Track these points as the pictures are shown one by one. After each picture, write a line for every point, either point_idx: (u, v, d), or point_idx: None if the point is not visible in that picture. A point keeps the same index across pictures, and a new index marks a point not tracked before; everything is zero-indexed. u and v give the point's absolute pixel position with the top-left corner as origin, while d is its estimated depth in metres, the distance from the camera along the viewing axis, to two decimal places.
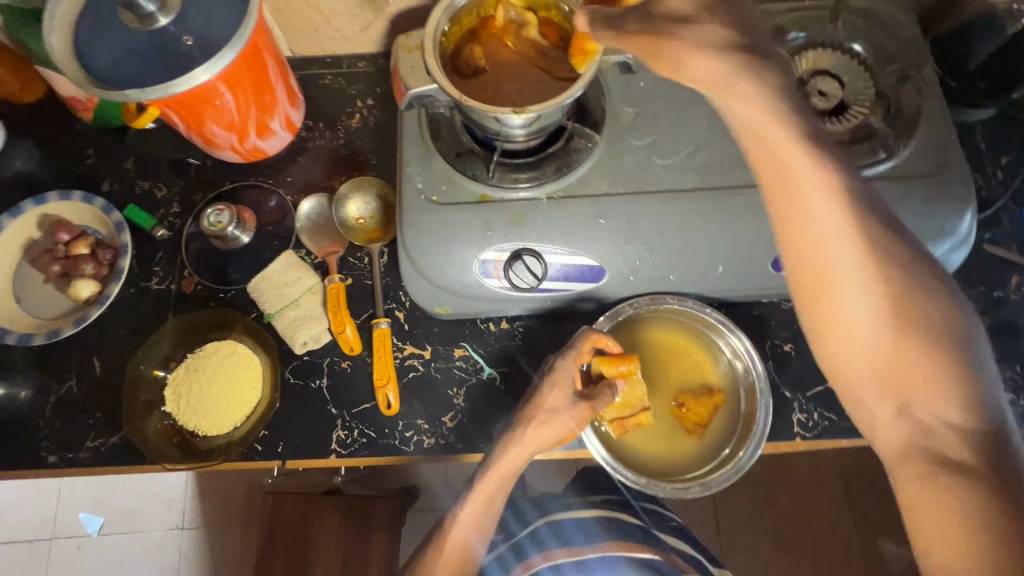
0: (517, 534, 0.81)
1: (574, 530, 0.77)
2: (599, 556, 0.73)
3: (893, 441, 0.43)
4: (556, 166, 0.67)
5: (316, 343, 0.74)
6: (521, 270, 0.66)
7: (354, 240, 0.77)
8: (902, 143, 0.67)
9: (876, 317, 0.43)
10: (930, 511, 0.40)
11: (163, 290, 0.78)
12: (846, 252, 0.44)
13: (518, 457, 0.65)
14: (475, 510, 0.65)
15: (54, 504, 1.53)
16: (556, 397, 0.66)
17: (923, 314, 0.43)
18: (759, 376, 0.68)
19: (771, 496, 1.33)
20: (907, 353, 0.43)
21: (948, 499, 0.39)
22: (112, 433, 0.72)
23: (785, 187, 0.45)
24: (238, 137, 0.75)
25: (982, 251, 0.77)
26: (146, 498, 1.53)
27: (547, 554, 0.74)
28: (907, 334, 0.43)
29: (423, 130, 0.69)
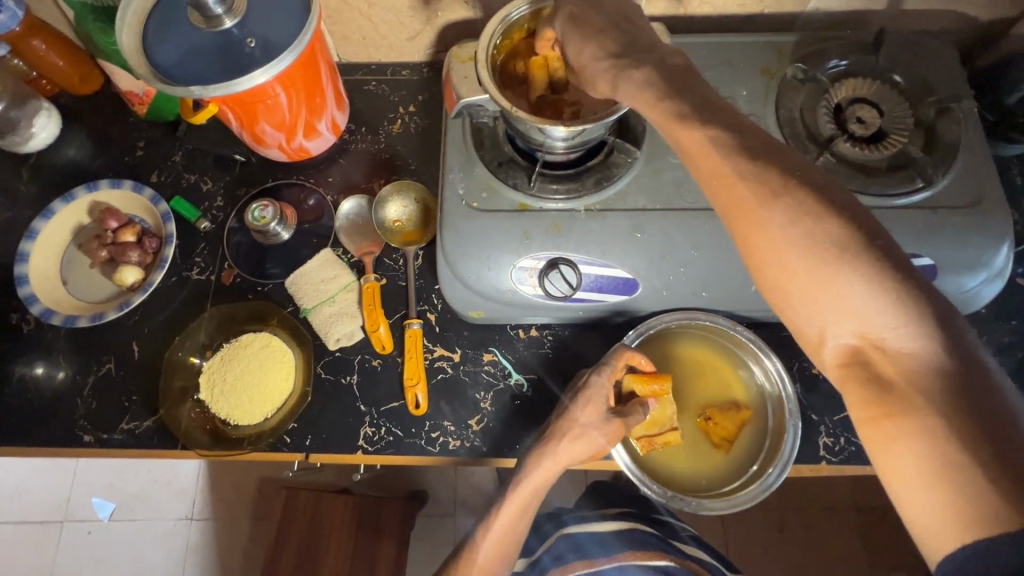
0: (535, 551, 0.81)
1: (590, 542, 0.77)
2: (614, 566, 0.73)
3: (854, 392, 0.39)
4: (595, 179, 0.69)
5: (349, 340, 0.76)
6: (556, 279, 0.67)
7: (391, 241, 0.79)
8: (939, 173, 0.68)
9: (804, 255, 0.40)
10: (903, 466, 0.35)
11: (203, 280, 0.81)
12: (766, 199, 0.41)
13: (546, 471, 0.66)
14: (502, 529, 0.67)
15: (70, 487, 1.56)
16: (591, 411, 0.66)
17: (848, 243, 0.39)
18: (789, 400, 0.69)
19: (783, 523, 1.32)
20: (845, 308, 0.39)
21: (913, 444, 0.35)
22: (147, 416, 0.74)
23: (705, 145, 0.44)
24: (286, 137, 0.77)
25: (1016, 284, 0.77)
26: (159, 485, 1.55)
27: (563, 567, 0.74)
28: (833, 269, 0.39)
29: (466, 138, 0.72)
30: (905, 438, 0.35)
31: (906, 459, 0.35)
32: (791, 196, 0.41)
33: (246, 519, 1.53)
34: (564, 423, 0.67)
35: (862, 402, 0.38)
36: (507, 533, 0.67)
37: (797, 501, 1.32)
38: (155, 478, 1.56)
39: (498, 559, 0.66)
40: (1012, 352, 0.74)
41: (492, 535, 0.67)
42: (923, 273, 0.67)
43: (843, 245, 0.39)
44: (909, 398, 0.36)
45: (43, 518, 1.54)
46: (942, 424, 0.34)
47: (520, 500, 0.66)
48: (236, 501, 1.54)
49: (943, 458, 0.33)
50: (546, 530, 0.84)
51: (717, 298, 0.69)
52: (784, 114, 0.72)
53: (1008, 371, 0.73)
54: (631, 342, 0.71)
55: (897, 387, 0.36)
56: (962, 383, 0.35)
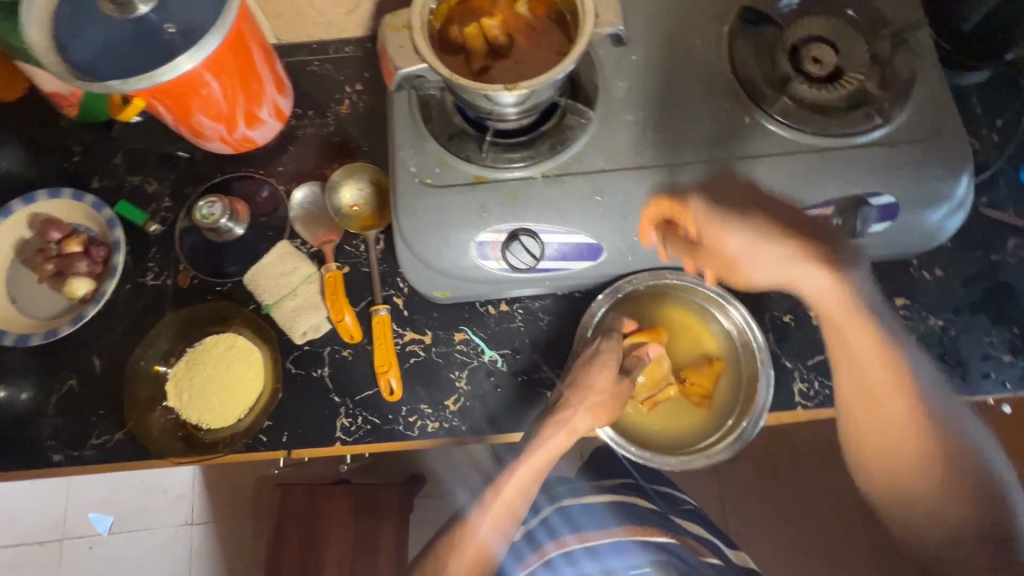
0: (528, 520, 0.81)
1: (584, 517, 0.77)
2: (610, 542, 0.74)
3: (930, 489, 0.59)
4: (550, 144, 0.66)
5: (316, 333, 0.74)
6: (519, 251, 0.65)
7: (349, 227, 0.76)
8: (897, 107, 0.67)
9: (911, 408, 0.59)
10: (925, 523, 0.59)
11: (160, 285, 0.78)
12: (903, 400, 0.59)
13: (544, 454, 0.66)
14: (502, 511, 0.67)
15: (65, 504, 1.55)
16: (602, 375, 0.67)
17: (950, 473, 0.58)
18: (759, 348, 0.69)
19: (776, 469, 1.35)
20: (921, 476, 0.59)
21: (952, 520, 0.57)
22: (116, 430, 0.72)
23: (834, 281, 0.59)
24: (226, 128, 0.73)
25: (979, 214, 0.77)
26: (155, 495, 1.54)
27: (558, 542, 0.75)
28: (926, 452, 0.59)
29: (414, 113, 0.69)
30: (932, 509, 0.59)
31: (926, 517, 0.59)
32: (915, 399, 0.59)
33: (248, 520, 1.53)
34: (580, 387, 0.67)
35: (931, 494, 0.59)
36: (505, 515, 0.67)
37: (787, 448, 1.34)
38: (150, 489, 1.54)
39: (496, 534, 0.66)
40: (977, 281, 0.75)
41: (490, 513, 0.67)
42: (885, 210, 0.66)
43: (916, 413, 0.59)
44: (969, 497, 0.56)
45: (41, 538, 1.53)
46: (966, 521, 0.56)
47: (519, 482, 0.67)
48: (235, 503, 1.54)
49: (962, 509, 0.57)
50: (540, 501, 0.84)
51: (684, 256, 0.68)
52: (739, 60, 0.69)
53: (973, 302, 0.74)
54: (600, 311, 0.72)
55: (948, 495, 0.57)
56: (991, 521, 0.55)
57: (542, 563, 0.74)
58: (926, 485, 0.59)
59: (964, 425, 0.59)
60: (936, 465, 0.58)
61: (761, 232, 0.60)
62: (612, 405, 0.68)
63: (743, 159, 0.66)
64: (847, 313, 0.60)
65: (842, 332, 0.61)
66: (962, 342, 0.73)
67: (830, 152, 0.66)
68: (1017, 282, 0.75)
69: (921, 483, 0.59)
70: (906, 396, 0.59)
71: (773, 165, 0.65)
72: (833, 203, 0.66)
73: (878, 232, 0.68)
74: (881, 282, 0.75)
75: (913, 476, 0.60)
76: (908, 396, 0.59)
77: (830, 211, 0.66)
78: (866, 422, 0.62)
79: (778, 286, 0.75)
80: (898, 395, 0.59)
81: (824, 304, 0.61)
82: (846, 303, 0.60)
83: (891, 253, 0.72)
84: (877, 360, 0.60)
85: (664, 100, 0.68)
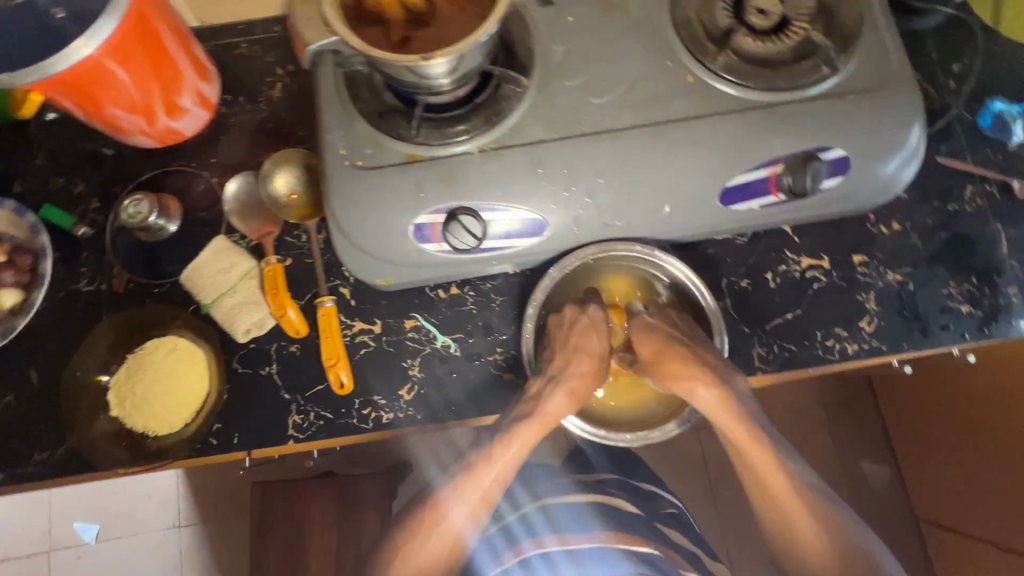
0: (506, 515, 0.77)
1: (566, 517, 0.72)
2: (590, 547, 0.66)
3: (821, 557, 0.59)
4: (485, 116, 0.63)
5: (260, 329, 0.71)
6: (459, 232, 0.61)
7: (288, 217, 0.73)
8: (845, 56, 0.64)
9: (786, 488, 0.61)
10: None
11: (93, 291, 0.74)
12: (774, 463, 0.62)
13: (507, 455, 0.67)
14: (475, 495, 0.67)
15: (48, 518, 1.52)
16: (591, 338, 0.68)
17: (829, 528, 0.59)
18: (710, 310, 0.69)
19: None
20: (810, 541, 0.59)
21: None
22: (58, 444, 0.69)
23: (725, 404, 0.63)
24: (145, 120, 0.69)
25: (936, 164, 0.75)
26: (142, 500, 1.51)
27: (535, 541, 0.68)
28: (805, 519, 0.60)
29: (340, 91, 0.64)
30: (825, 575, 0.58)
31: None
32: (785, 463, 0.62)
33: (236, 519, 1.50)
34: (565, 355, 0.67)
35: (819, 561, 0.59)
36: (481, 504, 0.67)
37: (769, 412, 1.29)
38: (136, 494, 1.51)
39: (465, 518, 0.66)
40: (935, 233, 0.73)
41: (464, 496, 0.67)
42: (836, 164, 0.64)
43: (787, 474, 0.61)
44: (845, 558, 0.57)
45: (29, 552, 1.51)
46: None
47: (498, 472, 0.67)
48: (221, 504, 1.51)
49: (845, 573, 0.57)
50: (521, 497, 0.80)
51: (633, 225, 0.66)
52: (680, 16, 0.66)
53: (932, 254, 0.73)
54: (544, 293, 0.69)
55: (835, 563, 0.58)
56: None
57: (516, 562, 0.67)
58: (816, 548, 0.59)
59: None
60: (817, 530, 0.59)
61: (677, 367, 0.64)
62: (597, 376, 0.68)
63: (688, 121, 0.63)
64: (742, 426, 0.63)
65: (755, 473, 0.63)
66: (921, 296, 0.72)
67: (777, 108, 0.63)
68: (975, 231, 0.73)
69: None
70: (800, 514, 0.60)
71: (719, 125, 0.63)
72: (783, 161, 0.63)
73: (831, 188, 0.66)
74: (837, 240, 0.73)
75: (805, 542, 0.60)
76: (811, 510, 0.60)
77: (780, 169, 0.63)
78: (779, 529, 0.62)
79: (733, 251, 0.73)
80: (801, 509, 0.60)
81: (739, 444, 0.63)
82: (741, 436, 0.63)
83: (847, 210, 0.70)
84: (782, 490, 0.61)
85: (603, 62, 0.65)
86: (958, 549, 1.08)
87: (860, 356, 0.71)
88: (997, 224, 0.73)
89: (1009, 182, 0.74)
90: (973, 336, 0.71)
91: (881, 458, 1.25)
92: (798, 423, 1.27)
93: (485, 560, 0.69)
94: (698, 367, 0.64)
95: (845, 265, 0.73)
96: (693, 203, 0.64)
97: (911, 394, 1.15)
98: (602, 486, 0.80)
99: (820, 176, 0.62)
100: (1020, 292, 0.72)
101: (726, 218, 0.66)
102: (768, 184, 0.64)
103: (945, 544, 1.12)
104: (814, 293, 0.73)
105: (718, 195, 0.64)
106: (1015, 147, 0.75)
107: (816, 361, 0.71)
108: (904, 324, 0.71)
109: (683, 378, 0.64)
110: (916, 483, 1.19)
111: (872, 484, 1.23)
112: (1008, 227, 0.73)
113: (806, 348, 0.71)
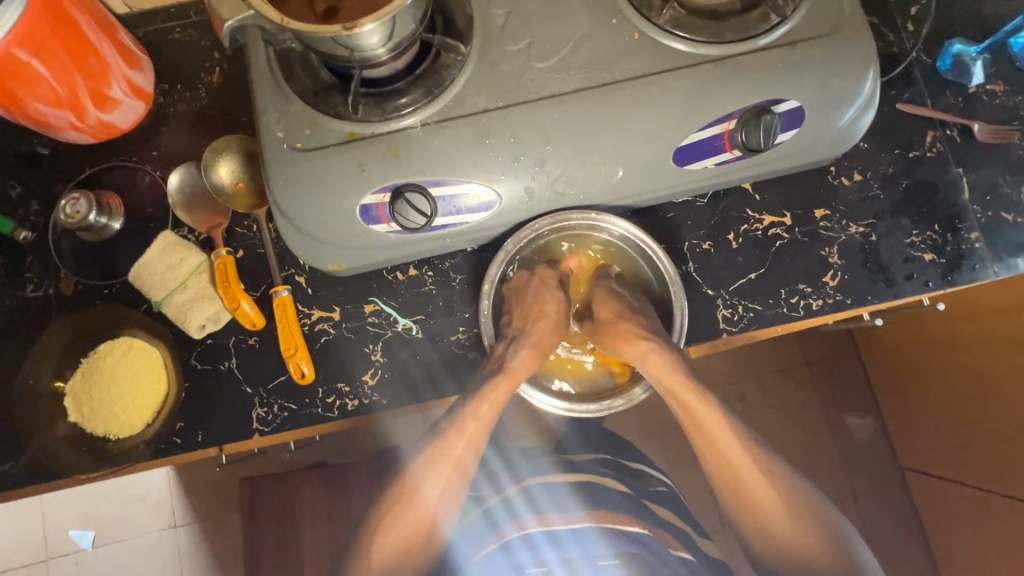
0: (487, 497, 0.73)
1: (548, 499, 0.70)
2: (571, 529, 0.67)
3: (775, 505, 0.64)
4: (426, 88, 0.61)
5: (216, 325, 0.69)
6: (406, 210, 0.59)
7: (235, 207, 0.71)
8: (795, 4, 0.62)
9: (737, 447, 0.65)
10: (781, 537, 0.63)
11: (41, 296, 0.72)
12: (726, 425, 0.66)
13: (473, 422, 0.67)
14: (448, 466, 0.67)
15: (43, 526, 1.31)
16: (551, 296, 0.71)
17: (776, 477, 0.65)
18: (670, 277, 0.68)
19: (743, 394, 1.26)
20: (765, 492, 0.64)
21: (793, 525, 0.63)
22: (19, 453, 0.68)
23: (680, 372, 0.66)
24: (74, 114, 0.66)
25: (896, 111, 0.74)
26: (133, 504, 1.31)
27: (518, 525, 0.69)
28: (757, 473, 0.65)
29: (274, 71, 0.62)
30: (782, 520, 0.63)
31: (780, 525, 0.63)
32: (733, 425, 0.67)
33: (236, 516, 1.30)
34: (532, 312, 0.70)
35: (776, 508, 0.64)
36: (453, 473, 0.67)
37: (753, 370, 1.27)
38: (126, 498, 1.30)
39: (439, 495, 0.67)
40: (897, 181, 0.72)
41: (437, 469, 0.67)
42: (790, 117, 0.62)
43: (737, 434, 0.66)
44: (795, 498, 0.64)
45: (23, 563, 1.30)
46: (801, 521, 0.63)
47: (467, 433, 0.67)
48: (222, 498, 1.30)
49: (796, 513, 0.63)
50: (503, 480, 0.75)
51: (587, 193, 0.64)
52: None
53: (894, 204, 0.72)
54: (497, 273, 0.67)
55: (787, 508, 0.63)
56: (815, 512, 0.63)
57: (499, 547, 0.68)
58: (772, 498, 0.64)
59: (831, 515, 0.64)
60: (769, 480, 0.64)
61: (625, 333, 0.67)
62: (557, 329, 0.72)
63: (637, 80, 0.61)
64: (698, 397, 0.66)
65: (705, 431, 0.67)
66: (884, 246, 0.71)
67: (727, 62, 0.61)
68: (936, 177, 0.72)
69: (797, 539, 0.62)
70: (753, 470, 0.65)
71: (668, 83, 0.61)
72: (736, 116, 0.61)
73: (787, 142, 0.64)
74: (799, 194, 0.72)
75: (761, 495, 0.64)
76: (756, 455, 0.65)
77: (733, 125, 0.61)
78: (732, 482, 0.66)
79: (694, 213, 0.72)
80: (748, 460, 0.65)
81: (688, 407, 0.67)
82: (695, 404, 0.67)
83: (805, 163, 0.69)
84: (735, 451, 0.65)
85: (546, 24, 0.62)
86: (943, 495, 1.10)
87: (825, 311, 0.71)
88: (959, 169, 0.72)
89: (969, 125, 0.72)
90: (938, 284, 0.71)
91: (864, 410, 1.25)
92: (785, 381, 1.26)
93: (468, 541, 0.70)
94: (644, 334, 0.67)
95: (807, 220, 0.72)
96: (647, 166, 0.63)
97: (889, 347, 1.15)
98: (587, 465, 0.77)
99: (775, 130, 0.59)
100: (983, 237, 0.71)
101: (682, 179, 0.65)
102: (721, 142, 0.62)
103: (930, 491, 1.14)
104: (777, 250, 0.72)
105: (672, 155, 0.62)
106: (975, 88, 0.74)
107: (781, 319, 0.71)
108: (867, 276, 0.71)
109: (630, 343, 0.66)
110: (898, 432, 1.20)
111: (855, 435, 1.24)
112: (969, 172, 0.72)
113: (771, 307, 0.71)
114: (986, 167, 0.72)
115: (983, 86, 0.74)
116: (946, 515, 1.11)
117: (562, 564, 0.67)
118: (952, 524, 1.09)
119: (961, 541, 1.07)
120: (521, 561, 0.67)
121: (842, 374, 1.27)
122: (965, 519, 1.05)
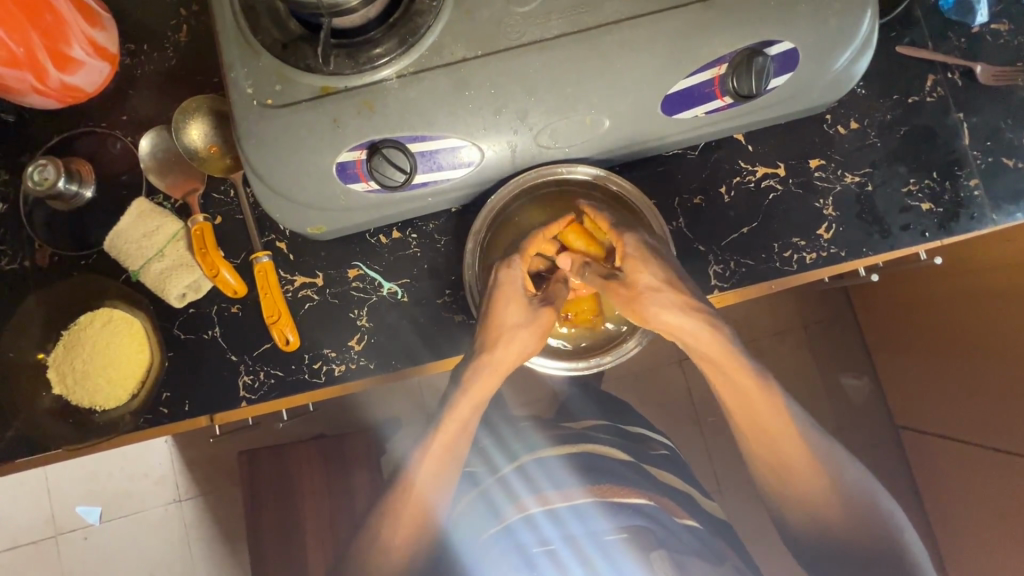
0: (484, 480, 0.73)
1: (545, 477, 0.69)
2: (571, 505, 0.64)
3: (805, 464, 0.61)
4: (401, 37, 0.58)
5: (196, 293, 0.68)
6: (383, 166, 0.57)
7: (211, 171, 0.68)
8: None
9: (772, 410, 0.61)
10: (814, 494, 0.61)
11: (16, 269, 0.70)
12: (765, 388, 0.61)
13: (468, 407, 0.64)
14: (439, 449, 0.65)
15: (49, 503, 1.31)
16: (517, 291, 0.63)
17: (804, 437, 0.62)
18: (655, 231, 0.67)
19: None
20: (793, 455, 0.61)
21: (823, 483, 0.61)
22: (5, 427, 0.67)
23: (711, 336, 0.60)
24: (33, 75, 0.62)
25: (896, 55, 0.70)
26: (136, 479, 1.31)
27: (518, 506, 0.66)
28: (788, 435, 0.61)
29: (240, 23, 0.59)
30: (811, 479, 0.61)
31: (812, 483, 0.61)
32: (771, 389, 0.61)
33: (237, 489, 1.31)
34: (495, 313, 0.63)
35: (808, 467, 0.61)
36: (442, 457, 0.65)
37: (748, 333, 1.26)
38: (128, 473, 1.31)
39: (432, 479, 0.64)
40: (895, 129, 0.70)
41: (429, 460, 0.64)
42: (785, 60, 0.59)
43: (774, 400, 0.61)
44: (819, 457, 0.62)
45: (31, 540, 1.31)
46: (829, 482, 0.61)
47: (459, 415, 0.65)
48: (223, 472, 1.31)
49: (824, 472, 0.61)
50: (499, 459, 0.76)
51: (572, 145, 0.62)
52: None
53: (890, 152, 0.70)
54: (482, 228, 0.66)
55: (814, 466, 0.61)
56: (837, 462, 0.62)
57: (500, 530, 0.65)
58: (804, 457, 0.61)
59: (836, 456, 0.62)
60: (796, 441, 0.61)
61: (677, 303, 0.60)
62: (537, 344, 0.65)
63: (623, 23, 0.57)
64: (728, 351, 0.60)
65: (739, 389, 0.62)
66: (880, 196, 0.69)
67: (720, 2, 0.57)
68: (935, 123, 0.70)
69: (799, 481, 0.62)
70: (783, 430, 0.61)
71: (657, 25, 0.57)
72: (727, 61, 0.58)
73: (780, 87, 0.61)
74: (793, 145, 0.70)
75: (794, 455, 0.61)
76: (782, 417, 0.61)
77: (724, 70, 0.59)
78: (742, 425, 0.63)
79: (686, 166, 0.70)
80: (779, 422, 0.61)
81: (725, 371, 0.61)
82: (736, 367, 0.61)
83: (801, 110, 0.67)
84: (772, 413, 0.61)
85: None
86: (939, 450, 1.10)
87: (818, 264, 0.69)
88: (959, 114, 0.70)
89: (972, 68, 0.69)
90: (938, 231, 0.69)
91: (860, 369, 1.25)
92: (781, 343, 1.26)
93: (469, 529, 0.68)
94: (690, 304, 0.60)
95: (801, 170, 0.70)
96: (634, 116, 0.60)
97: (885, 305, 1.14)
98: (588, 435, 0.76)
99: (766, 75, 0.57)
100: (982, 183, 0.69)
101: (671, 128, 0.63)
102: (712, 88, 0.60)
103: (924, 447, 1.14)
104: (770, 203, 0.70)
105: (661, 104, 0.60)
106: (978, 28, 0.71)
107: (775, 274, 0.69)
108: (862, 227, 0.69)
109: (680, 312, 0.60)
110: (893, 391, 1.20)
111: (849, 394, 1.24)
112: (970, 117, 0.70)
113: (764, 261, 0.69)
114: (988, 112, 0.70)
115: (987, 25, 0.71)
116: (942, 471, 1.11)
117: (566, 542, 0.62)
118: (949, 479, 1.09)
119: (958, 495, 1.07)
120: (524, 542, 0.63)
121: (838, 335, 1.26)
122: (961, 475, 1.05)
